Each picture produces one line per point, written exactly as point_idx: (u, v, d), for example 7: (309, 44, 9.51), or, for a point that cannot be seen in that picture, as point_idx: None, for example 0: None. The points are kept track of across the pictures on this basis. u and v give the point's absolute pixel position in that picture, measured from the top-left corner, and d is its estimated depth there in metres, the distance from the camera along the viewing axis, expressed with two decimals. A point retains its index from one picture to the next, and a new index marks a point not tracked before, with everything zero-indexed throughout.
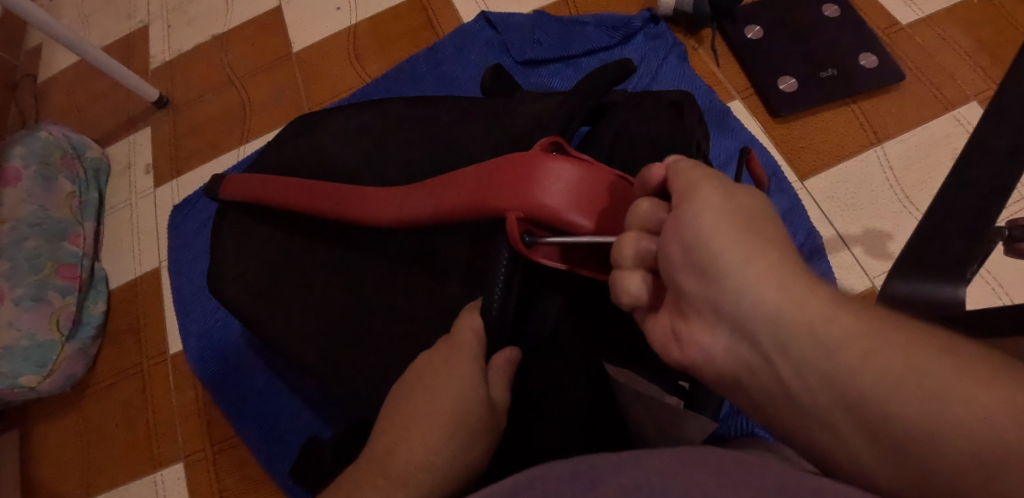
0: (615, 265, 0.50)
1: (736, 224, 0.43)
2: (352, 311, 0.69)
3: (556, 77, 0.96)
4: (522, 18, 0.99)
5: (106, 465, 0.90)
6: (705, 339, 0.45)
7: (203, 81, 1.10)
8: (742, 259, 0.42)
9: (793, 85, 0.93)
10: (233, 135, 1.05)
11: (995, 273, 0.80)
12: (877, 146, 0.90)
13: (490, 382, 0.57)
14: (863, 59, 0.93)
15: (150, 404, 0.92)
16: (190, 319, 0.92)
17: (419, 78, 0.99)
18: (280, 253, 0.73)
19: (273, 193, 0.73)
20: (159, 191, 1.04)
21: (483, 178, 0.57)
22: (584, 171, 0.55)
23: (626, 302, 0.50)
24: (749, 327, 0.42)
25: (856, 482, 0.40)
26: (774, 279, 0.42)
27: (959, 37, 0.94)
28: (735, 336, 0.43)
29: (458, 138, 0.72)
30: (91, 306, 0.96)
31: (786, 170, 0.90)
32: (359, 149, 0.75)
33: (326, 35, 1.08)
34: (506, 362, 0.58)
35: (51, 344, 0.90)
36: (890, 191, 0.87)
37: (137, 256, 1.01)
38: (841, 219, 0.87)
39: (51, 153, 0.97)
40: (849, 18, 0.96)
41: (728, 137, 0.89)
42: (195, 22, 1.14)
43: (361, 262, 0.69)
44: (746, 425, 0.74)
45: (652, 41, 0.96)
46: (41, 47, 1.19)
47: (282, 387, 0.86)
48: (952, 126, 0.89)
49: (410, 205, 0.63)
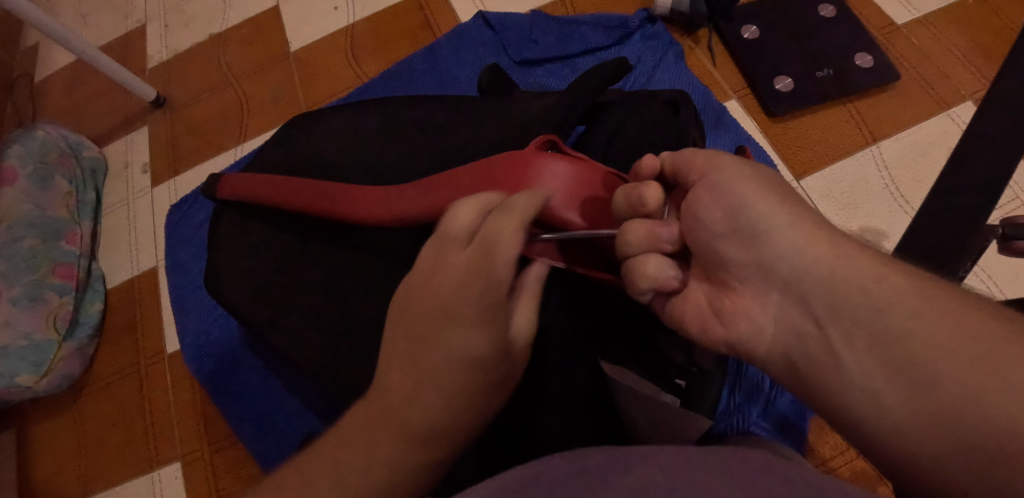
0: (627, 252, 0.52)
1: (774, 191, 0.51)
2: (350, 310, 0.69)
3: (553, 76, 0.96)
4: (519, 17, 0.99)
5: (103, 464, 0.90)
6: (755, 311, 0.51)
7: (201, 81, 1.10)
8: (790, 224, 0.50)
9: (789, 85, 0.94)
10: (231, 134, 1.05)
11: (990, 271, 0.80)
12: (873, 145, 0.90)
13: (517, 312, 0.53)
14: (858, 59, 0.94)
15: (148, 404, 0.92)
16: (187, 318, 0.92)
17: (417, 77, 0.99)
18: (276, 252, 0.74)
19: (269, 192, 0.73)
20: (156, 191, 1.04)
21: (479, 177, 0.57)
22: (579, 170, 0.55)
23: (645, 288, 0.53)
24: (801, 288, 0.49)
25: (908, 433, 0.45)
26: (817, 243, 0.49)
27: (954, 37, 0.94)
28: (788, 297, 0.50)
29: (455, 137, 0.72)
30: (89, 306, 0.97)
31: (782, 169, 0.91)
32: (357, 147, 0.75)
33: (324, 34, 1.08)
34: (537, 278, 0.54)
35: (49, 344, 0.90)
36: (885, 190, 0.88)
37: (134, 255, 1.01)
38: (837, 219, 0.87)
39: (48, 153, 0.97)
40: (844, 18, 0.97)
41: (724, 136, 0.90)
42: (192, 21, 1.14)
43: (361, 261, 0.70)
44: (742, 421, 0.74)
45: (649, 41, 0.96)
46: (37, 46, 1.19)
47: (280, 386, 0.86)
48: (947, 125, 0.90)
49: (407, 204, 0.63)
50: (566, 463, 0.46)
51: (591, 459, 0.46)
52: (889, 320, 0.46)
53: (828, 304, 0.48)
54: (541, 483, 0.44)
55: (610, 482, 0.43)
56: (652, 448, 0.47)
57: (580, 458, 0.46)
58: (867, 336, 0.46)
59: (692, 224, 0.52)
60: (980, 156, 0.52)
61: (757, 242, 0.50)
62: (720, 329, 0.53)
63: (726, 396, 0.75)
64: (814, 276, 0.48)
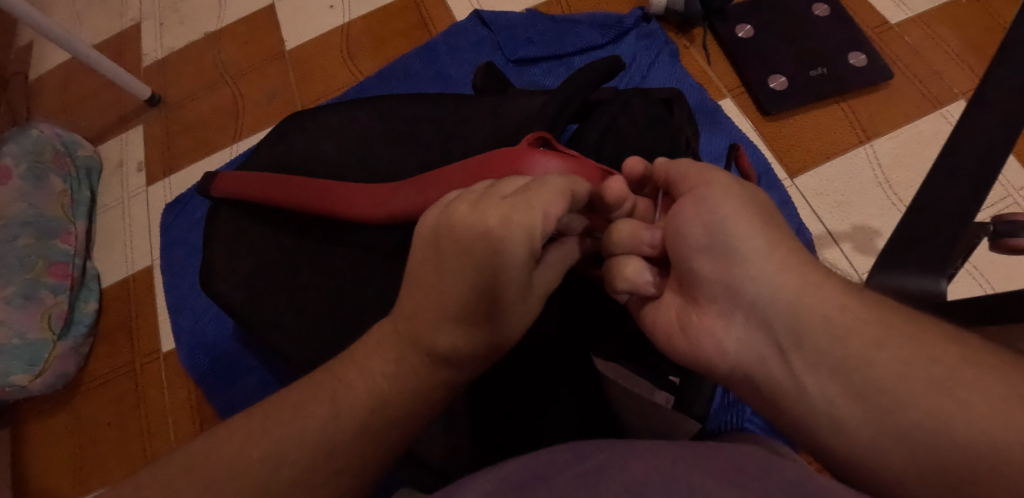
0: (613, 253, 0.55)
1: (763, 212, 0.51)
2: (347, 308, 0.69)
3: (548, 74, 0.96)
4: (514, 15, 0.99)
5: (97, 464, 0.90)
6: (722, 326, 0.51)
7: (196, 79, 1.10)
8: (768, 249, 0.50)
9: (784, 83, 0.94)
10: (226, 132, 1.05)
11: (982, 270, 0.81)
12: (866, 144, 0.91)
13: (544, 265, 0.52)
14: (853, 58, 0.94)
15: (142, 403, 0.92)
16: (182, 317, 0.92)
17: (412, 75, 0.99)
18: (271, 250, 0.73)
19: (264, 190, 0.73)
20: (151, 190, 1.04)
21: (472, 173, 0.58)
22: (571, 168, 0.55)
23: (622, 288, 0.54)
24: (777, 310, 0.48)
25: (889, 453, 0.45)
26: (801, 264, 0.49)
27: (948, 36, 0.95)
28: (759, 318, 0.49)
29: (450, 136, 0.72)
30: (83, 305, 0.96)
31: (776, 166, 0.91)
32: (351, 145, 0.75)
33: (319, 33, 1.08)
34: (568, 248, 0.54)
35: (43, 343, 0.90)
36: (879, 188, 0.88)
37: (129, 254, 1.01)
38: (831, 215, 0.88)
39: (41, 151, 0.97)
40: (839, 17, 0.97)
41: (718, 134, 0.90)
42: (187, 20, 1.14)
43: (357, 258, 0.70)
44: (735, 419, 0.75)
45: (644, 39, 0.97)
46: (33, 44, 1.19)
47: (275, 385, 0.86)
48: (939, 124, 0.90)
49: (398, 200, 0.64)
50: (563, 466, 0.45)
51: (591, 459, 0.45)
52: (881, 320, 0.46)
53: (796, 327, 0.48)
54: (537, 484, 0.44)
55: (609, 480, 0.42)
56: (653, 447, 0.46)
57: (581, 458, 0.46)
58: (830, 360, 0.46)
59: (675, 237, 0.54)
60: (974, 154, 0.52)
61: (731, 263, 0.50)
62: (685, 342, 0.53)
63: (719, 394, 0.76)
64: (782, 303, 0.48)
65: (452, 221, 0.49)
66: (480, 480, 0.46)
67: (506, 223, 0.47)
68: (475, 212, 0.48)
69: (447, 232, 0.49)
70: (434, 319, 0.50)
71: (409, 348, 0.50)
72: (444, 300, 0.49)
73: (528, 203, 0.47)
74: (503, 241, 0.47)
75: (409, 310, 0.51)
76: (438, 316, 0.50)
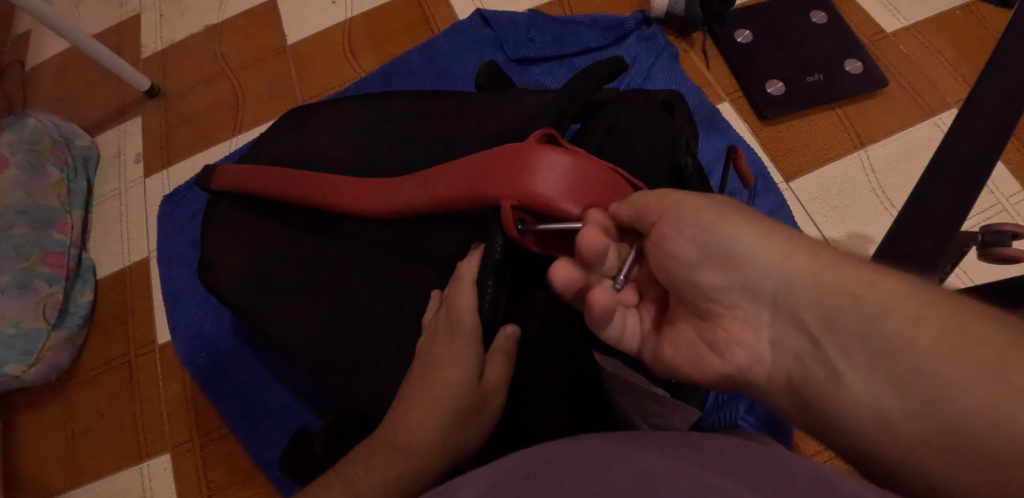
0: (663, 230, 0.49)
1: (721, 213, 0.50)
2: (343, 299, 0.69)
3: (549, 75, 0.97)
4: (518, 16, 1.00)
5: (90, 456, 0.90)
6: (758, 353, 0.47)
7: (195, 72, 1.09)
8: (759, 240, 0.47)
9: (781, 88, 0.95)
10: (226, 125, 1.05)
11: (971, 273, 0.82)
12: (861, 150, 0.92)
13: (488, 363, 0.57)
14: (849, 65, 0.95)
15: (136, 395, 0.92)
16: (178, 310, 0.92)
17: (413, 73, 1.00)
18: (270, 243, 0.74)
19: (266, 183, 0.73)
20: (149, 181, 1.04)
21: (477, 166, 0.56)
22: (579, 161, 0.54)
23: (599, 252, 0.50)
24: (789, 316, 0.46)
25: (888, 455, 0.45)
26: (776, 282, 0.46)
27: (942, 46, 0.96)
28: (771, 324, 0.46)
29: (453, 131, 0.71)
30: (78, 296, 0.96)
31: (772, 170, 0.92)
32: (353, 140, 0.75)
33: (320, 28, 1.08)
34: (506, 339, 0.58)
35: (38, 333, 0.89)
36: (872, 193, 0.90)
37: (126, 244, 1.00)
38: (825, 220, 0.89)
39: (38, 140, 0.96)
40: (836, 24, 0.98)
41: (715, 137, 0.91)
42: (188, 13, 1.14)
43: (353, 249, 0.69)
44: (729, 417, 0.76)
45: (645, 42, 0.98)
46: (29, 34, 1.18)
47: (274, 378, 0.87)
48: (933, 131, 0.92)
49: (405, 194, 0.62)
50: (564, 456, 0.46)
51: (591, 449, 0.46)
52: (882, 329, 0.42)
53: None
54: (540, 471, 0.44)
55: (610, 466, 0.43)
56: (655, 439, 0.47)
57: (580, 450, 0.46)
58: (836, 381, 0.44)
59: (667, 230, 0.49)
60: (985, 150, 0.51)
61: (731, 265, 0.47)
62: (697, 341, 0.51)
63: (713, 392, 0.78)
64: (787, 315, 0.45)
65: (466, 274, 0.57)
66: (480, 475, 0.46)
67: (455, 309, 0.57)
68: (456, 293, 0.57)
69: (454, 323, 0.57)
70: (446, 396, 0.56)
71: (464, 394, 0.56)
72: (467, 331, 0.56)
73: (459, 275, 0.58)
74: (461, 324, 0.57)
75: (438, 370, 0.57)
76: (458, 397, 0.56)
